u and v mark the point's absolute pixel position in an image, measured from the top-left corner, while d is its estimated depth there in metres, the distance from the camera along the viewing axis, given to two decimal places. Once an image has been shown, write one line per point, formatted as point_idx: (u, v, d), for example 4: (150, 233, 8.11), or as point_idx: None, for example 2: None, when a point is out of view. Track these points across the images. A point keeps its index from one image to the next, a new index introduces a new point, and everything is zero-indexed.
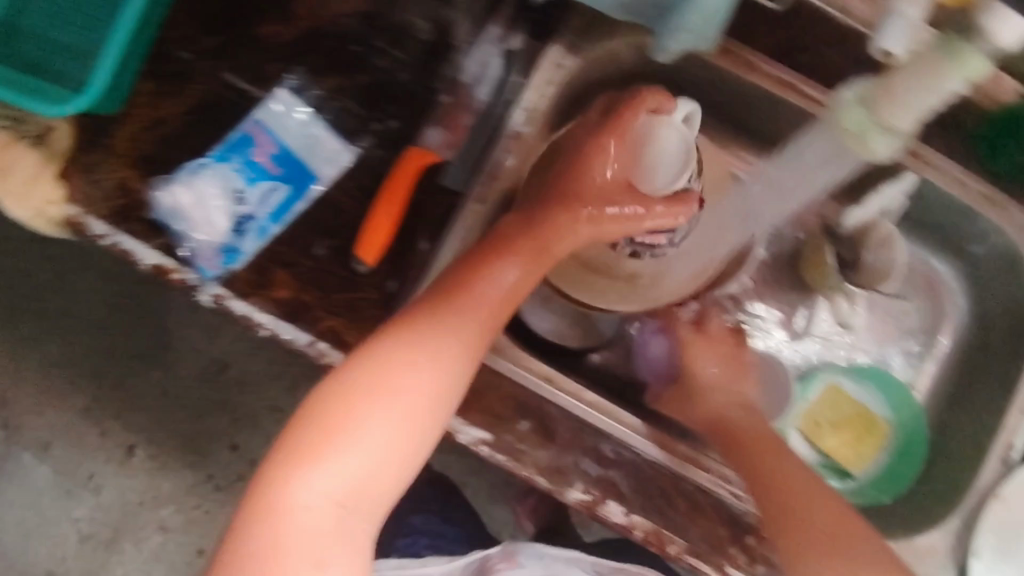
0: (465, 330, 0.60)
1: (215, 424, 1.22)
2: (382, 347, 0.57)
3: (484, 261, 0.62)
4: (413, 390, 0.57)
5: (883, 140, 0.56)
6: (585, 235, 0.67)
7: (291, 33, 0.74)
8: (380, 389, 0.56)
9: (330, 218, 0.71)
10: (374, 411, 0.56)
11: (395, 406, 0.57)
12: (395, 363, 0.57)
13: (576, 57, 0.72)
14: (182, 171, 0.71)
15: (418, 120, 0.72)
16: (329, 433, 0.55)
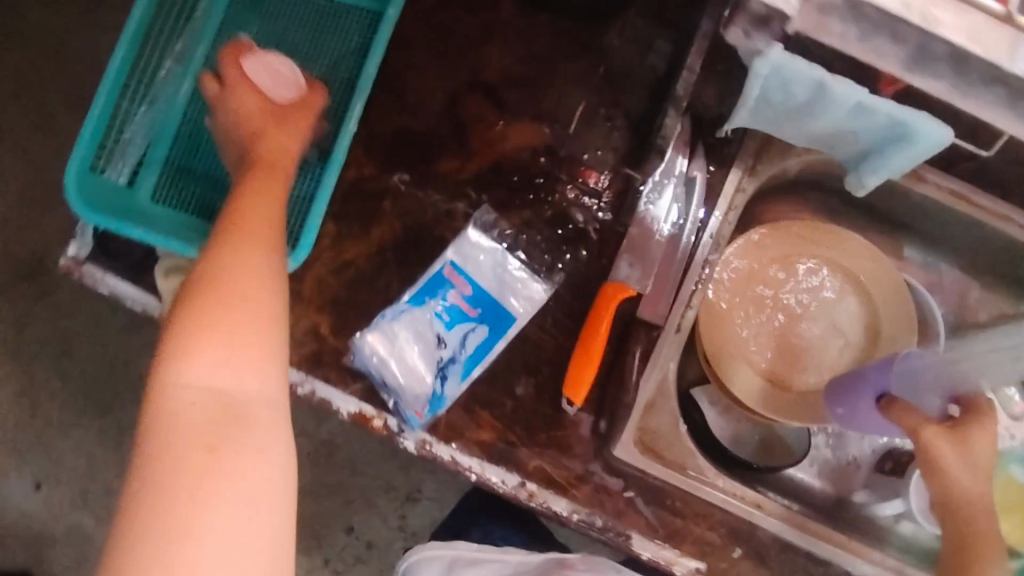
0: (257, 253, 0.53)
1: (331, 505, 1.24)
2: (195, 301, 0.48)
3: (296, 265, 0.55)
4: (245, 325, 0.48)
5: None
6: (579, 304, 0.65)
7: (472, 167, 0.74)
8: (192, 334, 0.47)
9: (528, 356, 0.71)
10: (208, 349, 0.46)
11: (237, 341, 0.47)
12: (198, 323, 0.47)
13: (755, 180, 0.75)
14: (380, 316, 0.69)
15: (608, 251, 0.72)
16: (182, 372, 0.45)
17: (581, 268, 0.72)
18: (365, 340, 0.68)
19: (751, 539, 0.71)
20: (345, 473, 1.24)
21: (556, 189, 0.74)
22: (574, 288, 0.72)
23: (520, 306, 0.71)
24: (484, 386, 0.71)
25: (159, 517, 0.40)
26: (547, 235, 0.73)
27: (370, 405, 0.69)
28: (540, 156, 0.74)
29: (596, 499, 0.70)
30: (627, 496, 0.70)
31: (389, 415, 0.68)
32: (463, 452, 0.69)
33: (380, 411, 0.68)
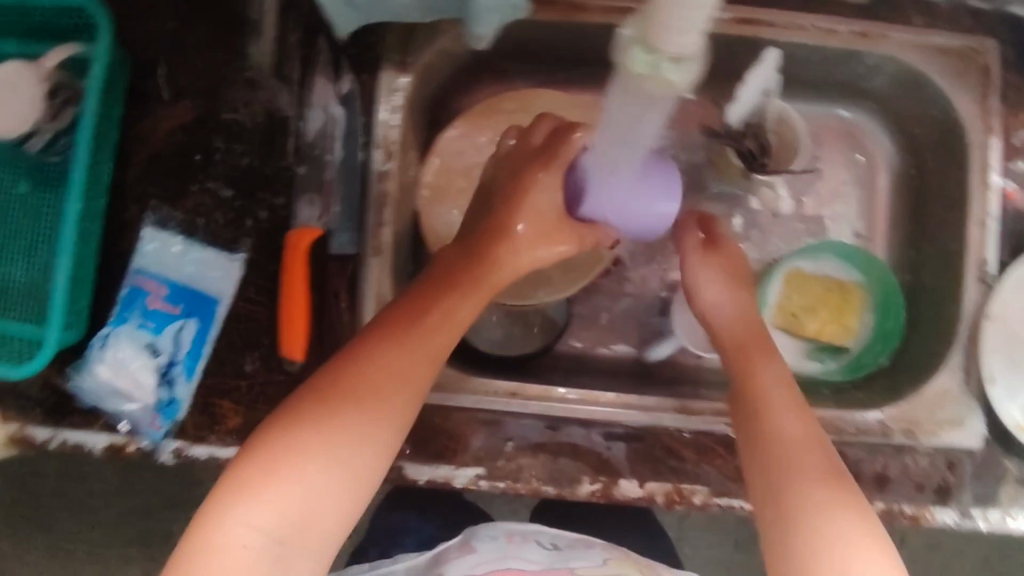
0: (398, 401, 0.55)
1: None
2: (351, 362, 0.55)
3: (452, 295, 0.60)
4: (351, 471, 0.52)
5: (681, 65, 0.39)
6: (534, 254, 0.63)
7: (133, 170, 0.71)
8: (335, 419, 0.52)
9: (248, 332, 0.69)
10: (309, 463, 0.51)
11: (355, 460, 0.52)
12: (344, 405, 0.53)
13: (410, 75, 0.70)
14: (90, 349, 0.70)
15: (286, 200, 0.70)
16: (288, 448, 0.51)
17: (268, 230, 0.70)
18: (83, 376, 0.69)
19: (522, 431, 0.69)
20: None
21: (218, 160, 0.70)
22: (269, 252, 0.70)
23: (220, 287, 0.69)
24: (215, 376, 0.69)
25: (241, 489, 0.49)
26: (225, 207, 0.70)
27: (119, 434, 0.68)
28: (190, 133, 0.71)
29: None
30: None
31: (134, 437, 0.69)
32: (217, 446, 0.68)
33: (130, 437, 0.68)
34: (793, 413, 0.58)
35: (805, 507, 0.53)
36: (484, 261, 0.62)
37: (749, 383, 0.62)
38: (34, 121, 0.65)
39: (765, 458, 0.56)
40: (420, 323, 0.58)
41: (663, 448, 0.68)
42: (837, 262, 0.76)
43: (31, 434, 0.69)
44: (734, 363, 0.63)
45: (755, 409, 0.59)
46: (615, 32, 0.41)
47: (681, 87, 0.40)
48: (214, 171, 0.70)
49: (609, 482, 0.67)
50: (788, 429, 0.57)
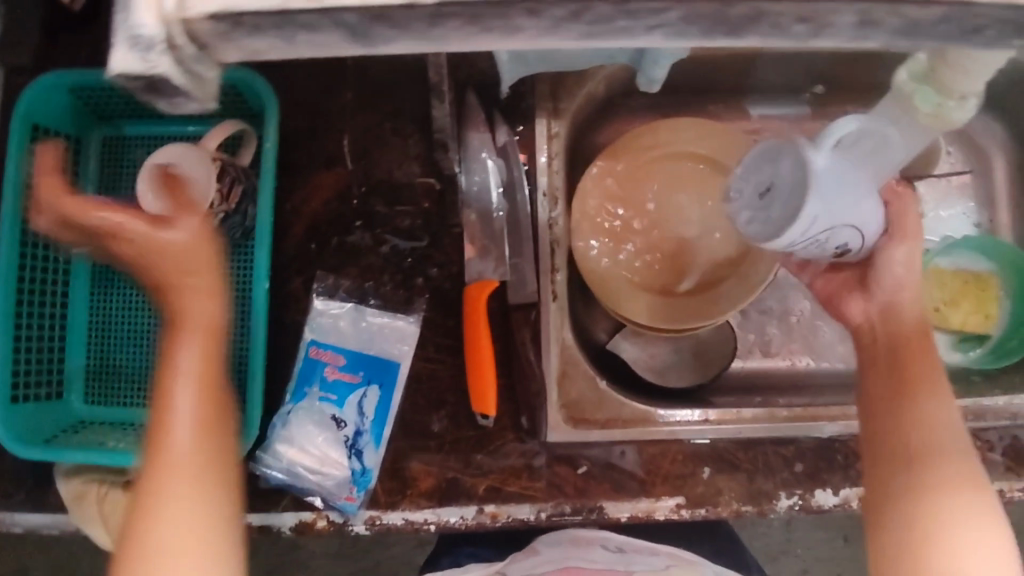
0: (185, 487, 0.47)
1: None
2: (160, 461, 0.47)
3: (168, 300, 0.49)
4: (217, 519, 0.48)
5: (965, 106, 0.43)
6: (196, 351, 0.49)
7: (293, 243, 0.70)
8: (149, 520, 0.47)
9: (431, 391, 0.69)
10: (178, 521, 0.47)
11: (202, 486, 0.48)
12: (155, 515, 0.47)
13: (564, 120, 0.71)
14: (272, 428, 0.68)
15: (454, 256, 0.70)
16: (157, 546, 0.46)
17: (438, 286, 0.70)
18: (269, 455, 0.67)
19: (716, 458, 0.69)
20: (372, 549, 1.15)
21: (380, 224, 0.70)
22: (441, 309, 0.70)
23: (398, 351, 0.69)
24: (403, 439, 0.69)
25: None
26: (392, 270, 0.70)
27: (307, 510, 0.68)
28: (349, 199, 0.70)
29: (556, 488, 0.68)
30: (583, 472, 0.68)
31: (326, 512, 0.68)
32: (413, 509, 0.68)
33: (320, 511, 0.68)
34: (937, 404, 0.57)
35: (925, 504, 0.54)
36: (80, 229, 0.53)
37: (917, 377, 0.59)
38: (211, 203, 0.64)
39: (899, 450, 0.57)
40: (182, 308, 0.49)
41: (849, 454, 0.70)
42: (973, 255, 0.79)
43: None
44: (893, 368, 0.60)
45: (898, 390, 0.59)
46: (893, 74, 0.46)
47: (958, 119, 0.45)
48: (375, 237, 0.70)
49: (806, 493, 0.69)
50: (937, 418, 0.57)
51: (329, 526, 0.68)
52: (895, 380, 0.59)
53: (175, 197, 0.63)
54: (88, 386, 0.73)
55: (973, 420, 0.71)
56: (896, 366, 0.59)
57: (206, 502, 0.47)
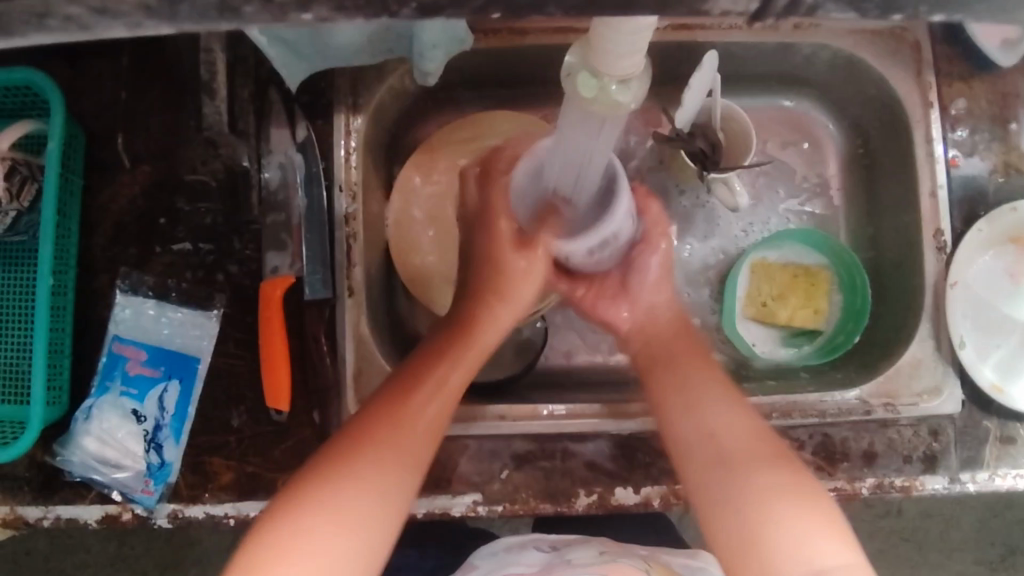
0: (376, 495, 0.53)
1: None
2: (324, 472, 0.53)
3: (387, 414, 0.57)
4: (391, 499, 0.53)
5: (625, 87, 0.44)
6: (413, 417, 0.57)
7: (99, 240, 0.71)
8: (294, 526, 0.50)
9: (230, 386, 0.70)
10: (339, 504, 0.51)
11: (385, 484, 0.53)
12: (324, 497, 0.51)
13: (362, 116, 0.72)
14: (75, 422, 0.70)
15: (254, 252, 0.71)
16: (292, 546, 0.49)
17: (238, 284, 0.70)
18: (72, 449, 0.69)
19: (514, 456, 0.69)
20: None
21: (184, 221, 0.71)
22: (242, 306, 0.70)
23: (197, 346, 0.70)
24: (202, 434, 0.69)
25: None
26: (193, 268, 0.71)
27: (112, 503, 0.70)
28: (153, 197, 0.71)
29: None
30: None
31: (129, 505, 0.69)
32: (213, 504, 0.69)
33: (123, 504, 0.69)
34: (716, 394, 0.61)
35: (752, 497, 0.53)
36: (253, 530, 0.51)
37: (679, 382, 0.63)
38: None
39: (695, 438, 0.59)
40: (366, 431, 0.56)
41: (652, 451, 0.69)
42: (802, 248, 0.77)
43: (24, 514, 0.70)
44: (654, 383, 0.64)
45: (678, 392, 0.62)
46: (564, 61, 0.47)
47: (626, 103, 0.46)
48: (178, 235, 0.71)
49: (606, 492, 0.69)
50: (720, 419, 0.59)
51: (133, 519, 0.69)
52: (674, 392, 0.62)
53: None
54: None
55: (781, 417, 0.69)
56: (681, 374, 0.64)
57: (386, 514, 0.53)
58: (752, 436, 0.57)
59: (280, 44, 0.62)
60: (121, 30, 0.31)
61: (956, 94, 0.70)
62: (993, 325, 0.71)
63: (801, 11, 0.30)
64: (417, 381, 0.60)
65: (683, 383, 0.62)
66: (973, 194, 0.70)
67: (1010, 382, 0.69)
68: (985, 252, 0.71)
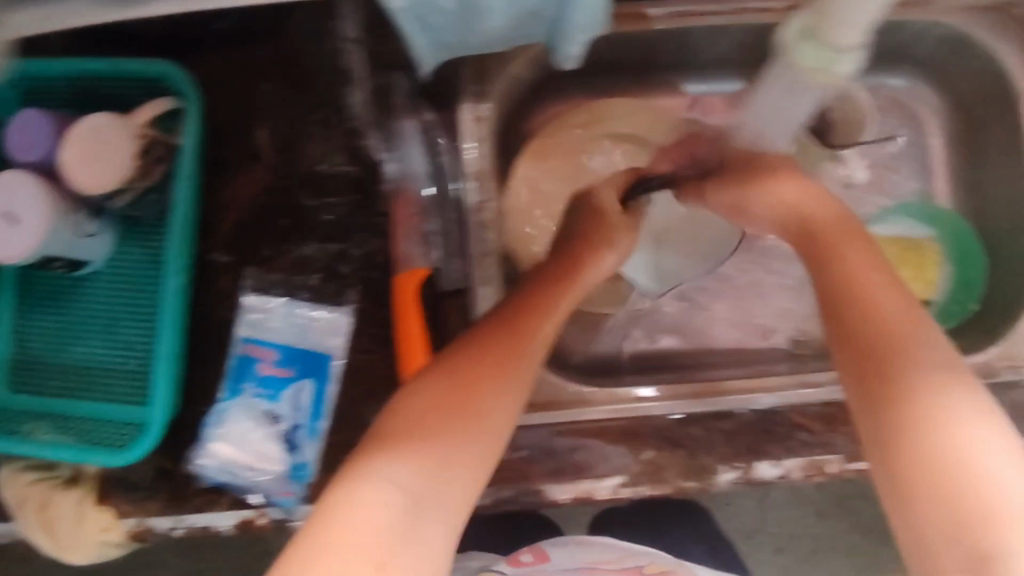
0: (484, 444, 0.51)
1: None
2: (410, 424, 0.50)
3: (465, 389, 0.52)
4: (470, 461, 0.50)
5: (847, 58, 0.43)
6: (504, 397, 0.53)
7: (219, 240, 0.70)
8: (402, 450, 0.48)
9: (363, 383, 0.68)
10: (440, 458, 0.49)
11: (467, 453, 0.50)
12: (413, 449, 0.48)
13: (490, 102, 0.69)
14: (207, 427, 0.68)
15: (382, 246, 0.69)
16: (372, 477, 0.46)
17: (368, 277, 0.69)
18: (206, 454, 0.67)
19: (652, 439, 0.69)
20: None
21: (306, 218, 0.69)
22: (373, 300, 0.69)
23: (330, 344, 0.68)
24: (338, 432, 0.68)
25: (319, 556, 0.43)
26: (321, 263, 0.69)
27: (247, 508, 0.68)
28: (274, 194, 0.70)
29: (494, 474, 0.67)
30: (521, 455, 0.68)
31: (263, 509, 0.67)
32: None
33: (259, 508, 0.67)
34: (850, 256, 0.56)
35: (915, 437, 0.46)
36: (453, 386, 0.52)
37: (823, 259, 0.57)
38: (123, 177, 0.64)
39: (858, 344, 0.52)
40: (488, 358, 0.53)
41: (790, 425, 0.69)
42: (911, 222, 0.79)
43: (153, 526, 0.68)
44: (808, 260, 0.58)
45: (812, 252, 0.58)
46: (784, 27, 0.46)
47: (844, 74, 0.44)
48: (303, 231, 0.69)
49: (748, 466, 0.68)
50: (874, 290, 0.53)
51: (269, 522, 0.68)
52: (835, 274, 0.55)
53: (91, 164, 0.62)
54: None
55: None
56: (828, 253, 0.56)
57: (463, 457, 0.49)
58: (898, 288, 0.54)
59: (430, 34, 0.60)
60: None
61: None
62: None
63: None
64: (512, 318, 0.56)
65: (831, 261, 0.56)
66: None
67: None
68: None
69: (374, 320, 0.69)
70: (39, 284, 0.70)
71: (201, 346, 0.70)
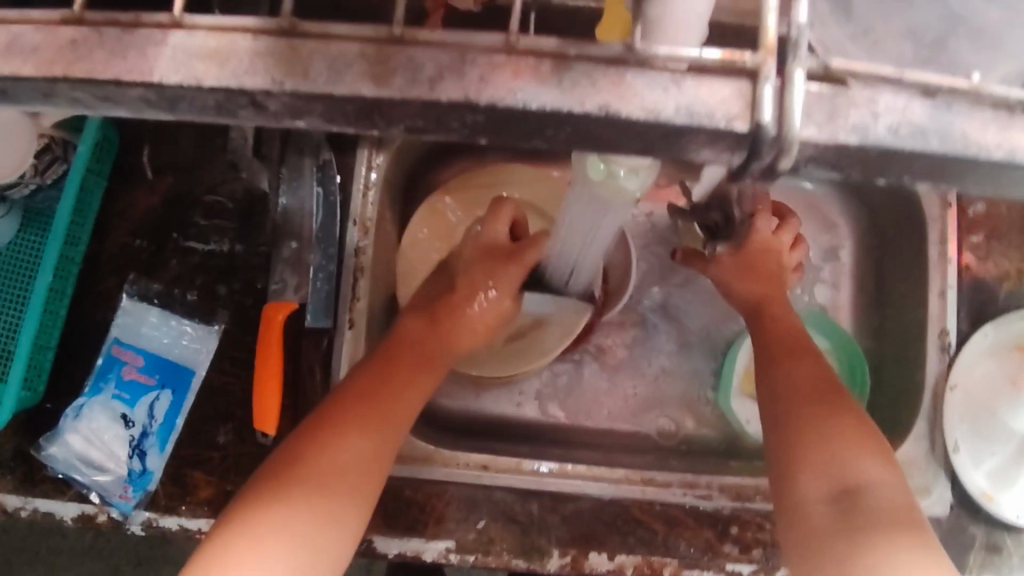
0: (335, 509, 0.53)
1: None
2: (246, 510, 0.51)
3: (306, 453, 0.54)
4: (315, 541, 0.51)
5: (636, 176, 0.43)
6: (348, 456, 0.55)
7: (111, 243, 0.72)
8: (253, 534, 0.50)
9: (219, 403, 0.70)
10: (269, 536, 0.50)
11: (309, 532, 0.51)
12: (252, 535, 0.50)
13: (385, 152, 0.73)
14: (63, 418, 0.70)
15: (260, 275, 0.71)
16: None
17: (241, 302, 0.71)
18: (55, 446, 0.69)
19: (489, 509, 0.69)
20: None
21: (194, 236, 0.72)
22: (243, 324, 0.71)
23: (194, 360, 0.70)
24: (187, 446, 0.70)
25: None
26: (201, 282, 0.71)
27: (90, 503, 0.70)
28: (169, 206, 0.72)
29: None
30: None
31: (105, 508, 0.69)
32: (187, 517, 0.69)
33: (100, 506, 0.69)
34: (842, 420, 0.55)
35: None
36: (290, 465, 0.54)
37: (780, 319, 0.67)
38: (20, 173, 0.67)
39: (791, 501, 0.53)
40: (320, 436, 0.55)
41: (631, 518, 0.69)
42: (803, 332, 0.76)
43: (3, 501, 0.69)
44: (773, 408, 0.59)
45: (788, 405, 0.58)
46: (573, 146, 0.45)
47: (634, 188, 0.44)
48: (188, 245, 0.72)
49: (579, 555, 0.68)
50: (862, 465, 0.52)
51: (108, 522, 0.69)
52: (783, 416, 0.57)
53: None
54: None
55: (763, 501, 0.70)
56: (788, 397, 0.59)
57: (328, 528, 0.52)
58: (855, 437, 0.54)
59: None
60: (81, 108, 0.32)
61: (973, 196, 0.70)
62: (992, 431, 0.69)
63: (788, 170, 0.31)
64: (379, 369, 0.60)
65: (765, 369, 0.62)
66: (982, 299, 0.70)
67: (1000, 492, 0.67)
68: (990, 359, 0.70)
69: (239, 344, 0.70)
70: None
71: (75, 341, 0.72)
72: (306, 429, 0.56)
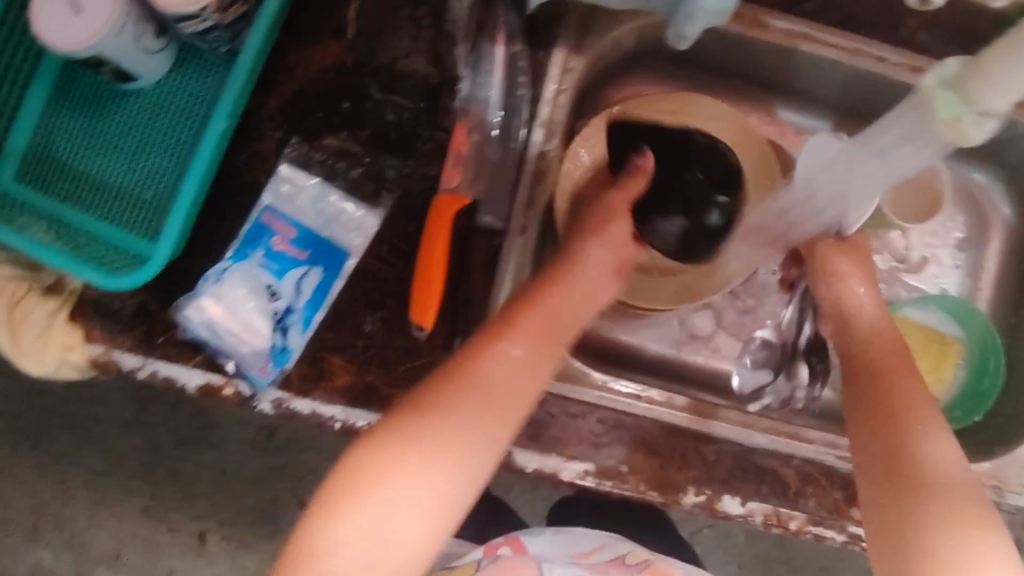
0: (451, 459, 0.57)
1: (279, 486, 1.14)
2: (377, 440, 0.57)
3: (430, 403, 0.58)
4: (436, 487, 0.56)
5: (983, 123, 0.44)
6: (471, 412, 0.58)
7: (275, 102, 0.67)
8: (371, 477, 0.55)
9: (371, 288, 0.66)
10: (395, 478, 0.56)
11: (433, 481, 0.56)
12: (378, 479, 0.55)
13: (583, 57, 0.69)
14: (202, 281, 0.66)
15: (433, 163, 0.67)
16: (341, 507, 0.55)
17: (410, 187, 0.67)
18: (192, 305, 0.64)
19: (632, 440, 0.68)
20: (289, 452, 1.14)
21: (368, 108, 0.67)
22: (406, 212, 0.67)
23: (350, 240, 0.67)
24: (331, 329, 0.66)
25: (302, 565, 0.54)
26: (369, 160, 0.67)
27: (217, 374, 0.64)
28: (345, 74, 0.67)
29: None
30: None
31: (235, 380, 0.64)
32: (323, 402, 0.64)
33: (230, 377, 0.64)
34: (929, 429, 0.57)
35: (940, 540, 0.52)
36: (417, 408, 0.58)
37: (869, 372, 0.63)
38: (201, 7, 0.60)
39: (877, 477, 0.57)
40: (440, 394, 0.58)
41: (769, 469, 0.69)
42: (943, 317, 0.78)
43: (119, 359, 0.64)
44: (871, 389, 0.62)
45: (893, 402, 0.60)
46: (921, 81, 0.48)
47: (973, 138, 0.46)
48: (358, 117, 0.67)
49: (715, 496, 0.67)
50: (935, 455, 0.56)
51: (234, 396, 0.64)
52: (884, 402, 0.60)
53: None
54: (24, 166, 0.67)
55: None
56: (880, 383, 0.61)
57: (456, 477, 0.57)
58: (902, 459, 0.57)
59: None
60: None
61: None
62: None
63: None
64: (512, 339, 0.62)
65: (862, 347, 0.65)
66: None
67: None
68: None
69: (400, 232, 0.67)
70: (78, 88, 0.68)
71: (222, 200, 0.67)
72: (438, 381, 0.59)
